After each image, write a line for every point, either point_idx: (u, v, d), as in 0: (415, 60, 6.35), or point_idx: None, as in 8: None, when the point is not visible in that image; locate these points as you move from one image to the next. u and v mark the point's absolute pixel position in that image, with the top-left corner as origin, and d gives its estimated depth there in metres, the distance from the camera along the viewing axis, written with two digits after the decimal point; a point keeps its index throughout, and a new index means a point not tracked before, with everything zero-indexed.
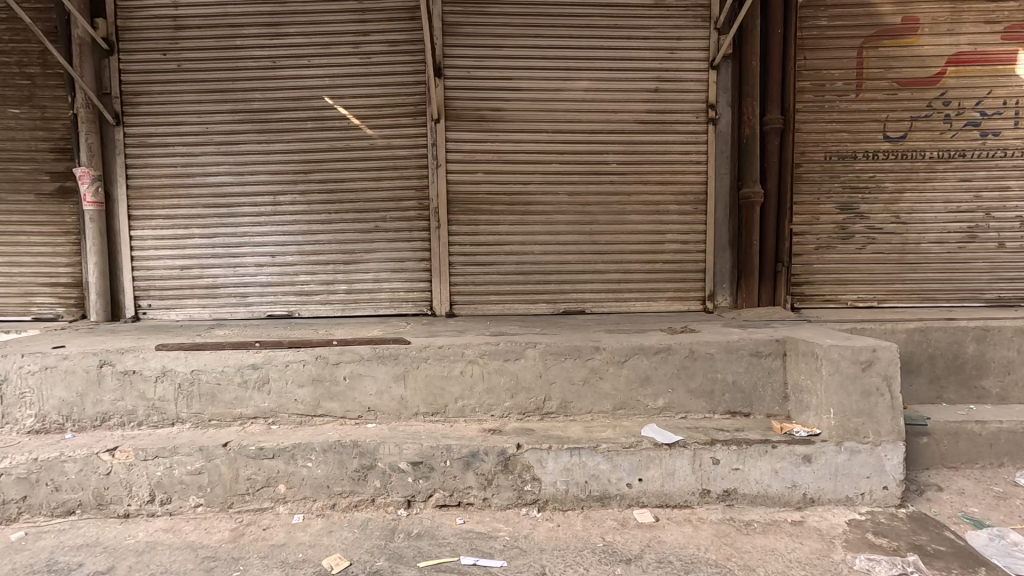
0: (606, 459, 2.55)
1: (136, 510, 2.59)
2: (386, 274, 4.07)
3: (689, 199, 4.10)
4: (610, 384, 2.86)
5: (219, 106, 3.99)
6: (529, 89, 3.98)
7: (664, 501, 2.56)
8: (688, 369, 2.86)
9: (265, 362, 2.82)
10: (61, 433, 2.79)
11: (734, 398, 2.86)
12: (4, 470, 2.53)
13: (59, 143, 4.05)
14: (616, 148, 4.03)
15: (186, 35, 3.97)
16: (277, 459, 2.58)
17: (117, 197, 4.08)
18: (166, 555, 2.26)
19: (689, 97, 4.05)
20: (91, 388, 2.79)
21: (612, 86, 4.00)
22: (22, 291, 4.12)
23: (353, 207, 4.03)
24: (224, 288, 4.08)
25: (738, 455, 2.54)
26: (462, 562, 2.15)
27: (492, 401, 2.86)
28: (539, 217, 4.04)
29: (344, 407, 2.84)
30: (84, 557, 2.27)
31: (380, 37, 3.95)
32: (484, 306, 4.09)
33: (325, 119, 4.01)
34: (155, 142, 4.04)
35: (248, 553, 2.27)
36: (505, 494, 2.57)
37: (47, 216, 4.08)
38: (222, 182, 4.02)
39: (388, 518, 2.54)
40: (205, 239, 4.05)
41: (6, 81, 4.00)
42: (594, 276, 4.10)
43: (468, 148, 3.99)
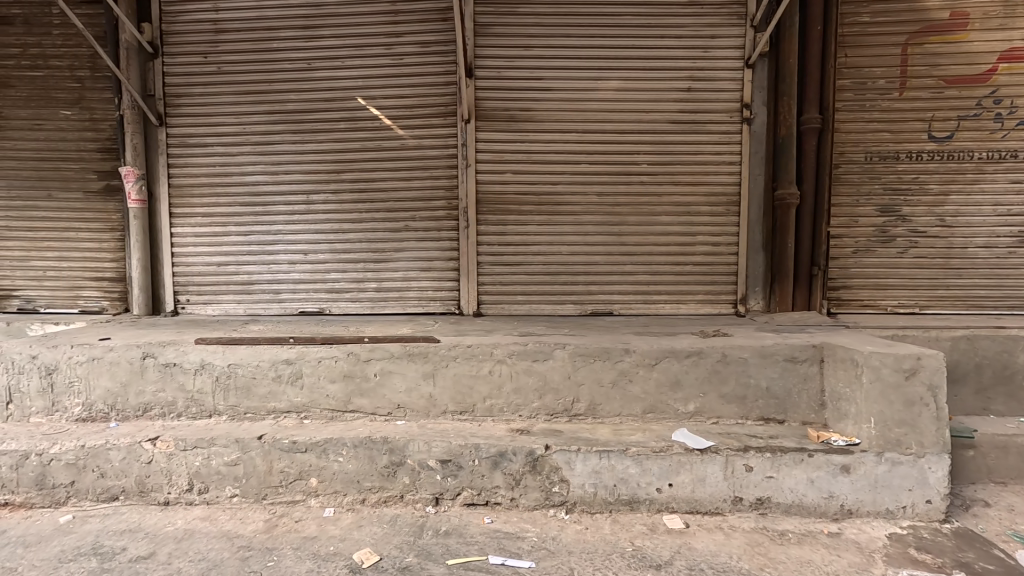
0: (636, 463, 2.53)
1: (175, 498, 2.67)
2: (415, 273, 4.11)
3: (721, 201, 4.03)
4: (640, 387, 2.82)
5: (256, 107, 4.10)
6: (559, 89, 3.97)
7: (695, 507, 2.52)
8: (721, 373, 2.80)
9: (299, 358, 2.88)
10: (106, 422, 2.91)
11: (767, 404, 2.80)
12: (54, 456, 2.64)
13: (106, 143, 4.22)
14: (648, 149, 3.99)
15: (226, 38, 4.09)
16: (309, 454, 2.64)
17: (159, 195, 4.22)
18: (204, 543, 2.33)
19: (722, 96, 3.97)
20: (135, 379, 2.90)
21: (644, 86, 3.96)
22: (69, 285, 4.30)
23: (383, 207, 4.09)
24: (258, 285, 4.18)
25: (772, 462, 2.48)
26: (490, 562, 2.15)
27: (521, 401, 2.86)
28: (568, 217, 4.03)
29: (373, 403, 2.88)
30: (127, 542, 2.35)
31: (411, 38, 4.00)
32: (511, 306, 4.10)
33: (358, 119, 4.07)
34: (195, 142, 4.17)
35: (281, 544, 2.32)
36: (533, 495, 2.56)
37: (94, 213, 4.26)
38: (257, 181, 4.13)
39: (417, 514, 2.57)
40: (241, 237, 4.16)
41: (58, 84, 4.19)
42: (623, 277, 4.05)
43: (497, 148, 4.00)
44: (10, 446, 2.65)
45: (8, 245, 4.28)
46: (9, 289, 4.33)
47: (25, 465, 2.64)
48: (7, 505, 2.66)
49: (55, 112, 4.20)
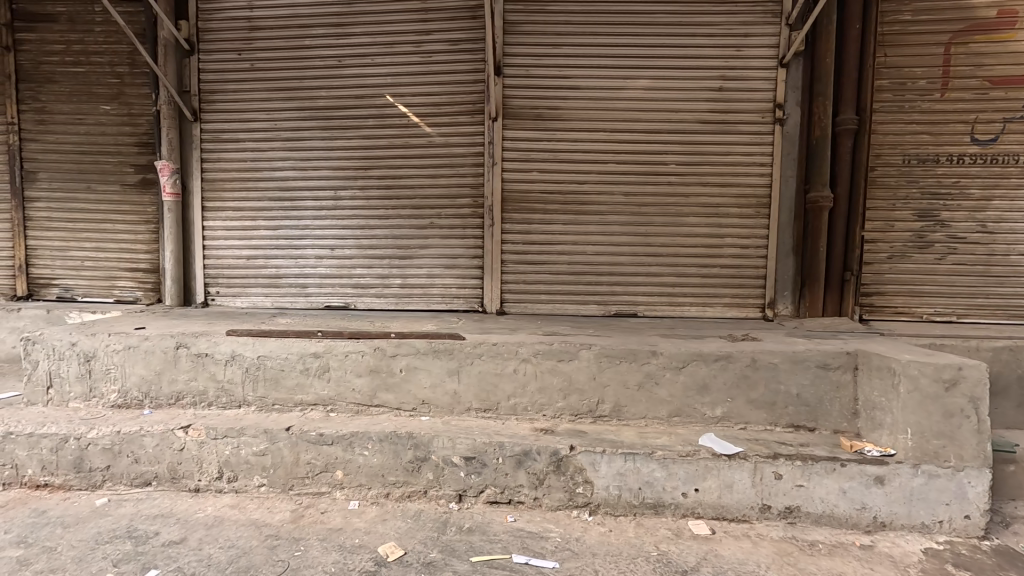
0: (662, 466, 2.50)
1: (205, 485, 2.73)
2: (439, 270, 4.13)
3: (751, 203, 3.95)
4: (666, 390, 2.79)
5: (288, 103, 4.16)
6: (587, 87, 3.94)
7: (721, 514, 2.48)
8: (749, 379, 2.75)
9: (326, 352, 2.91)
10: (140, 409, 2.99)
11: (797, 412, 2.74)
12: (92, 441, 2.72)
13: (143, 138, 4.33)
14: (676, 149, 3.93)
15: (260, 36, 4.16)
16: (335, 447, 2.67)
17: (192, 189, 4.32)
18: (233, 530, 2.38)
19: (755, 96, 3.89)
20: (168, 368, 2.97)
21: (675, 85, 3.90)
22: (106, 275, 4.43)
23: (410, 204, 4.11)
24: (286, 279, 4.25)
25: (803, 470, 2.43)
26: (514, 560, 2.15)
27: (545, 401, 2.85)
28: (593, 217, 4.00)
29: (398, 399, 2.91)
30: (160, 526, 2.41)
31: (441, 36, 4.01)
32: (535, 305, 4.09)
33: (386, 117, 4.10)
34: (228, 137, 4.26)
35: (308, 535, 2.35)
36: (557, 495, 2.55)
37: (130, 205, 4.37)
38: (287, 176, 4.19)
39: (440, 510, 2.58)
40: (270, 231, 4.23)
41: (99, 80, 4.31)
42: (648, 279, 4.01)
43: (524, 147, 3.99)
44: (51, 429, 2.74)
45: (50, 235, 4.44)
46: (49, 278, 4.49)
47: (64, 448, 2.73)
48: (47, 487, 2.76)
49: (95, 107, 4.33)
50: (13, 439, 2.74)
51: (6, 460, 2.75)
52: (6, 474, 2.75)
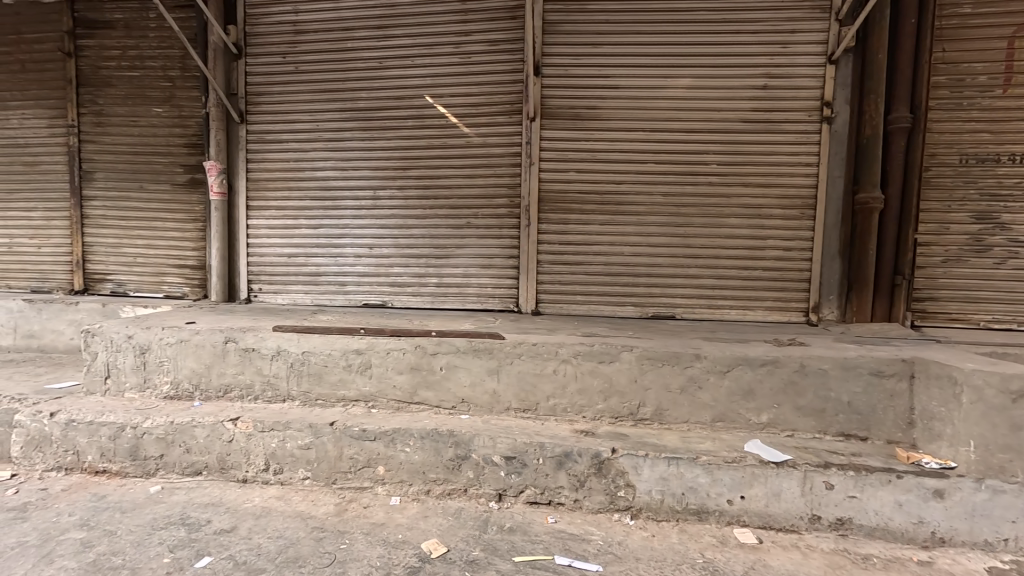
0: (706, 472, 2.45)
1: (253, 476, 2.81)
2: (475, 269, 4.14)
3: (796, 204, 3.84)
4: (710, 395, 2.73)
5: (330, 104, 4.25)
6: (627, 86, 3.90)
7: (768, 522, 2.42)
8: (797, 385, 2.68)
9: (368, 348, 2.95)
10: (191, 400, 3.10)
11: (848, 420, 2.65)
12: (147, 430, 2.83)
13: (192, 139, 4.49)
14: (718, 148, 3.85)
15: (304, 39, 4.26)
16: (378, 442, 2.71)
17: (237, 188, 4.45)
18: (280, 521, 2.44)
19: (801, 94, 3.78)
20: (217, 362, 3.06)
21: (718, 84, 3.82)
22: (156, 271, 4.61)
23: (447, 204, 4.14)
24: (326, 276, 4.33)
25: (856, 481, 2.35)
26: (557, 561, 2.14)
27: (585, 402, 2.83)
28: (631, 218, 3.95)
29: (438, 396, 2.93)
30: (211, 515, 2.49)
31: (480, 36, 4.02)
32: (570, 306, 4.07)
33: (425, 117, 4.15)
34: (272, 138, 4.37)
35: (352, 528, 2.39)
36: (597, 497, 2.53)
37: (179, 204, 4.53)
38: (328, 176, 4.28)
39: (480, 509, 2.59)
40: (311, 230, 4.33)
41: (152, 83, 4.49)
42: (687, 281, 3.94)
43: (562, 147, 3.98)
44: (109, 418, 2.87)
45: (104, 232, 4.64)
46: (103, 273, 4.69)
47: (121, 436, 2.85)
48: (105, 473, 2.88)
49: (148, 109, 4.51)
50: (75, 426, 2.87)
51: (67, 447, 2.89)
52: (68, 460, 2.90)
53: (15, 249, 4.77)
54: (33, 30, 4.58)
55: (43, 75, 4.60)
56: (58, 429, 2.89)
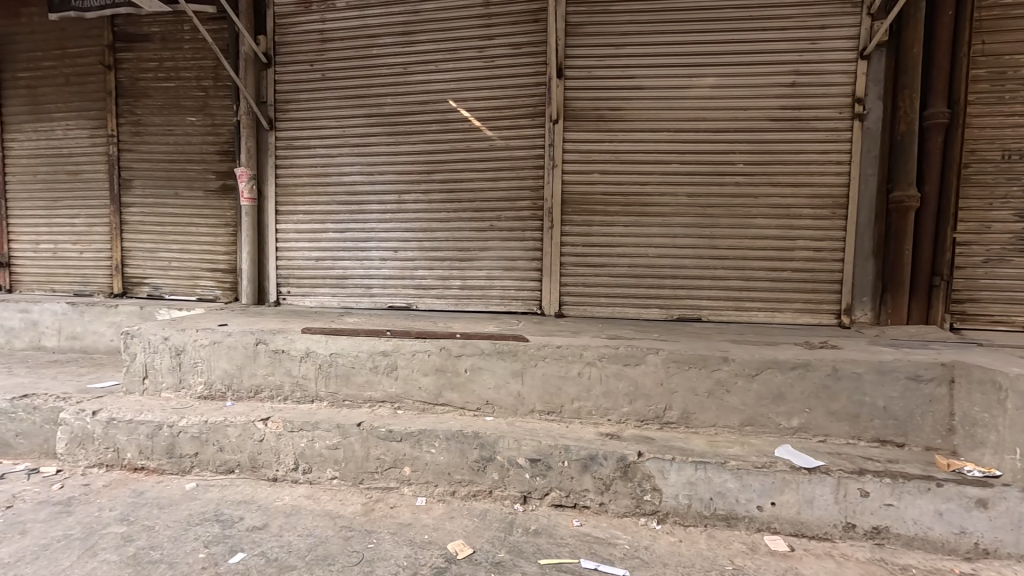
0: (735, 477, 2.40)
1: (282, 475, 2.88)
2: (498, 272, 4.16)
3: (827, 203, 3.74)
4: (739, 399, 2.68)
5: (356, 110, 4.33)
6: (651, 86, 3.87)
7: (800, 530, 2.36)
8: (830, 389, 2.61)
9: (395, 350, 2.99)
10: (223, 400, 3.19)
11: (884, 426, 2.57)
12: (182, 428, 2.92)
13: (223, 146, 4.62)
14: (745, 147, 3.79)
15: (330, 47, 4.35)
16: (404, 443, 2.74)
17: (267, 194, 4.57)
18: (310, 519, 2.49)
19: (832, 90, 3.69)
20: (249, 362, 3.14)
21: (745, 82, 3.76)
22: (190, 274, 4.76)
23: (470, 207, 4.17)
24: (352, 279, 4.41)
25: (893, 489, 2.27)
26: (583, 564, 2.13)
27: (610, 405, 2.81)
28: (655, 219, 3.92)
29: (463, 398, 2.95)
30: (244, 511, 2.56)
31: (503, 39, 4.05)
32: (594, 308, 4.05)
33: (449, 122, 4.19)
34: (300, 144, 4.48)
35: (379, 527, 2.43)
36: (623, 501, 2.51)
37: (211, 210, 4.67)
38: (354, 180, 4.36)
39: (505, 511, 2.60)
40: (338, 233, 4.41)
41: (187, 93, 4.64)
42: (713, 283, 3.88)
43: (585, 149, 3.97)
44: (147, 417, 2.97)
45: (141, 237, 4.81)
46: (140, 276, 4.87)
47: (158, 435, 2.94)
48: (144, 470, 2.99)
49: (183, 118, 4.66)
50: (115, 424, 2.99)
51: (108, 444, 3.00)
52: (109, 457, 3.01)
53: (59, 254, 4.98)
54: (76, 45, 4.79)
55: (85, 87, 4.81)
56: (99, 426, 3.00)
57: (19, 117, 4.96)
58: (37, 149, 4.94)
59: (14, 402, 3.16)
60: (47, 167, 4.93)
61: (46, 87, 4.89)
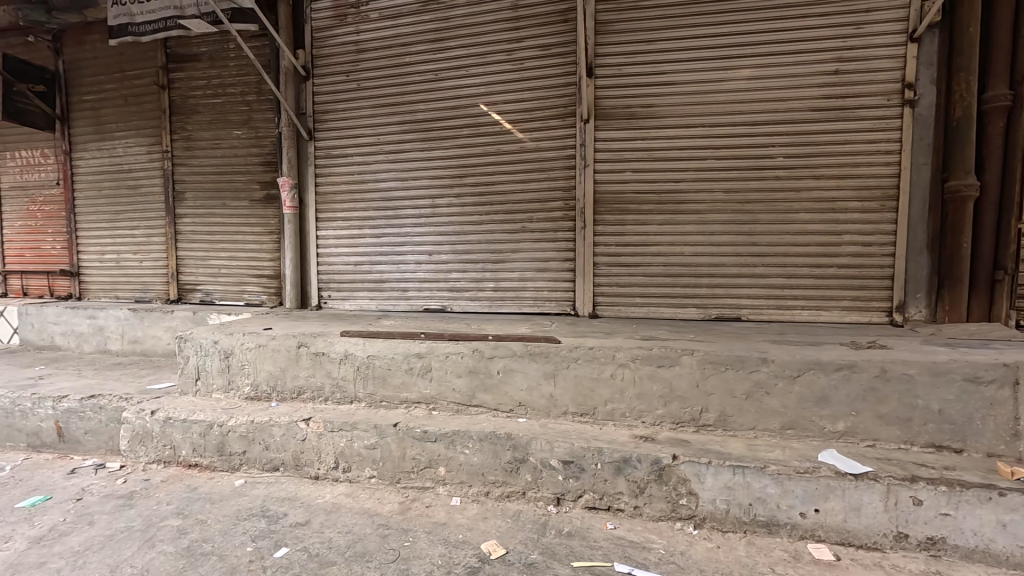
0: (776, 483, 2.32)
1: (324, 474, 2.98)
2: (531, 273, 4.16)
3: (875, 195, 3.56)
4: (779, 401, 2.59)
5: (390, 118, 4.44)
6: (684, 81, 3.79)
7: (847, 539, 2.26)
8: (878, 391, 2.48)
9: (429, 352, 3.05)
10: (269, 401, 3.33)
11: (939, 430, 2.43)
12: (232, 428, 3.07)
13: (266, 157, 4.83)
14: (784, 140, 3.65)
15: (365, 57, 4.48)
16: (438, 444, 2.79)
17: (308, 202, 4.74)
18: (350, 517, 2.57)
19: (878, 77, 3.51)
20: (292, 364, 3.27)
21: (783, 72, 3.62)
22: (238, 280, 5.00)
23: (502, 209, 4.20)
24: (388, 283, 4.52)
25: (949, 497, 2.14)
26: (616, 568, 2.11)
27: (644, 407, 2.78)
28: (690, 217, 3.83)
29: (496, 399, 2.98)
30: (288, 508, 2.67)
31: (532, 41, 4.06)
32: (629, 308, 4.00)
33: (480, 125, 4.23)
34: (338, 153, 4.63)
35: (415, 526, 2.48)
36: (658, 505, 2.48)
37: (257, 219, 4.89)
38: (389, 187, 4.47)
39: (539, 512, 2.61)
40: (374, 239, 4.53)
41: (233, 108, 4.89)
42: (753, 281, 3.75)
43: (617, 147, 3.93)
44: (200, 416, 3.14)
45: (193, 246, 5.09)
46: (194, 283, 5.15)
47: (210, 433, 3.11)
48: (198, 466, 3.17)
49: (229, 132, 4.91)
50: (171, 424, 3.17)
51: (165, 442, 3.20)
52: (166, 453, 3.21)
53: (121, 264, 5.34)
54: (134, 67, 5.12)
55: (142, 107, 5.13)
56: (157, 425, 3.20)
57: (85, 137, 5.34)
58: (100, 166, 5.31)
59: (83, 402, 3.41)
60: (109, 184, 5.29)
61: (108, 108, 5.25)
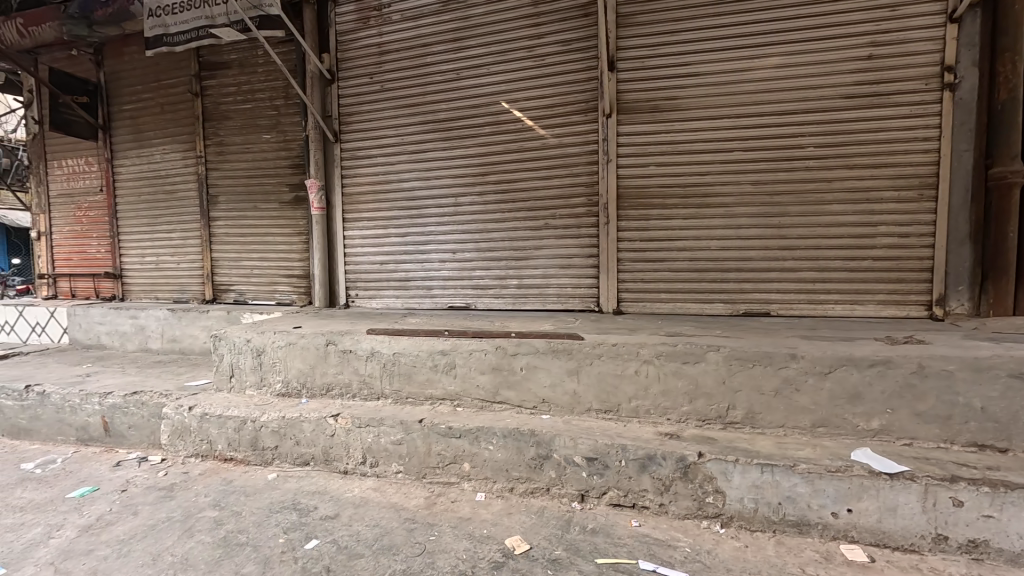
0: (806, 482, 2.26)
1: (352, 468, 3.06)
2: (555, 270, 4.16)
3: (912, 184, 3.42)
4: (809, 398, 2.53)
5: (412, 118, 4.49)
6: (708, 72, 3.72)
7: (882, 540, 2.19)
8: (916, 388, 2.39)
9: (452, 349, 3.08)
10: (299, 397, 3.43)
11: (982, 429, 2.33)
12: (264, 423, 3.18)
13: (294, 160, 4.95)
14: (814, 129, 3.54)
15: (388, 59, 4.54)
16: (462, 440, 2.82)
17: (335, 203, 4.84)
18: (377, 511, 2.63)
19: (915, 60, 3.36)
20: (320, 362, 3.36)
21: (813, 59, 3.51)
22: (270, 281, 5.16)
23: (525, 206, 4.20)
24: (413, 281, 4.58)
25: (992, 499, 2.05)
26: (641, 566, 2.10)
27: (669, 404, 2.74)
28: (717, 210, 3.76)
29: (520, 396, 2.99)
30: (318, 501, 2.75)
31: (553, 37, 4.04)
32: (654, 304, 3.95)
33: (501, 123, 4.24)
34: (363, 154, 4.71)
35: (441, 521, 2.52)
36: (684, 503, 2.45)
37: (286, 220, 5.02)
38: (412, 186, 4.52)
39: (563, 509, 2.61)
40: (399, 238, 4.60)
41: (262, 113, 5.03)
42: (782, 275, 3.66)
43: (641, 141, 3.88)
44: (234, 412, 3.26)
45: (227, 248, 5.26)
46: (227, 284, 5.33)
47: (244, 428, 3.22)
48: (233, 460, 3.29)
49: (259, 137, 5.06)
50: (208, 419, 3.30)
51: (202, 436, 3.33)
52: (203, 448, 3.34)
53: (160, 266, 5.56)
54: (169, 76, 5.32)
55: (177, 115, 5.32)
56: (195, 420, 3.33)
57: (125, 145, 5.58)
58: (140, 172, 5.54)
59: (127, 398, 3.57)
60: (148, 189, 5.52)
61: (146, 116, 5.47)
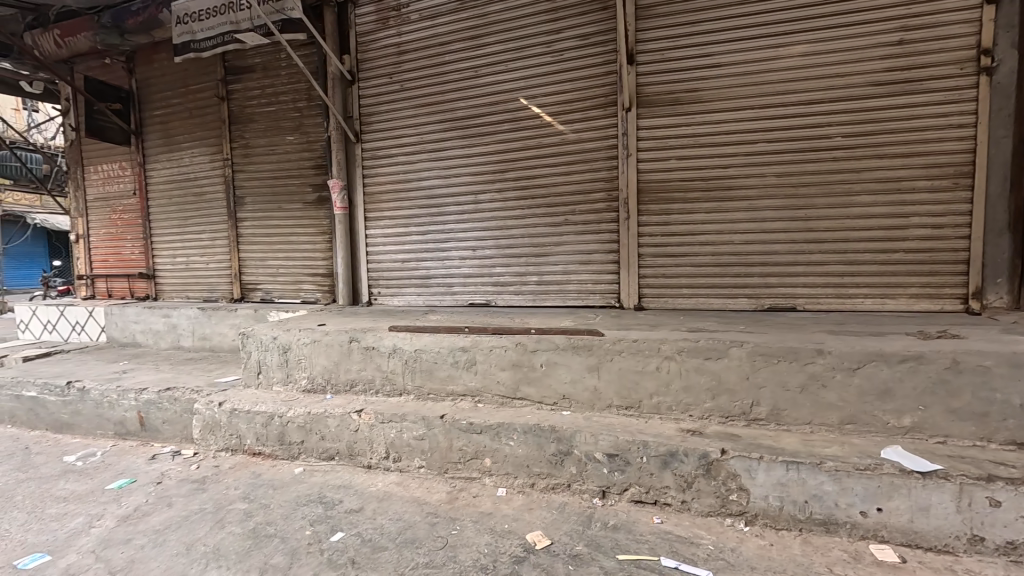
0: (833, 480, 2.21)
1: (376, 463, 3.11)
2: (575, 266, 4.14)
3: (946, 173, 3.30)
4: (837, 394, 2.47)
5: (432, 117, 4.52)
6: (730, 63, 3.65)
7: (914, 540, 2.13)
8: (950, 384, 2.31)
9: (473, 346, 3.10)
10: (324, 393, 3.50)
11: (1021, 427, 2.24)
12: (291, 418, 3.25)
13: (317, 160, 5.04)
14: (842, 118, 3.44)
15: (407, 58, 4.58)
16: (483, 436, 2.84)
17: (357, 202, 4.92)
18: (400, 505, 2.67)
19: (948, 44, 3.24)
20: (344, 359, 3.42)
21: (840, 46, 3.40)
22: (295, 279, 5.27)
23: (544, 202, 4.20)
24: (434, 279, 4.62)
25: None
26: (662, 562, 2.09)
27: (691, 401, 2.71)
28: (740, 203, 3.69)
29: (540, 393, 3.00)
30: (343, 495, 2.81)
31: (571, 32, 4.02)
32: (676, 300, 3.90)
33: (520, 119, 4.23)
34: (383, 154, 4.76)
35: (463, 516, 2.54)
36: (707, 500, 2.42)
37: (310, 220, 5.12)
38: (432, 185, 4.56)
39: (584, 505, 2.61)
40: (420, 236, 4.64)
41: (285, 115, 5.13)
42: (809, 268, 3.57)
43: (661, 135, 3.83)
44: (262, 407, 3.34)
45: (254, 247, 5.39)
46: (254, 283, 5.47)
47: (271, 423, 3.31)
48: (262, 454, 3.38)
49: (283, 138, 5.16)
50: (237, 414, 3.39)
51: (232, 431, 3.43)
52: (233, 442, 3.44)
53: (191, 266, 5.74)
54: (197, 81, 5.47)
55: (205, 119, 5.47)
56: (224, 415, 3.43)
57: (156, 149, 5.76)
58: (170, 175, 5.71)
59: (161, 394, 3.70)
60: (178, 191, 5.69)
61: (175, 121, 5.64)
